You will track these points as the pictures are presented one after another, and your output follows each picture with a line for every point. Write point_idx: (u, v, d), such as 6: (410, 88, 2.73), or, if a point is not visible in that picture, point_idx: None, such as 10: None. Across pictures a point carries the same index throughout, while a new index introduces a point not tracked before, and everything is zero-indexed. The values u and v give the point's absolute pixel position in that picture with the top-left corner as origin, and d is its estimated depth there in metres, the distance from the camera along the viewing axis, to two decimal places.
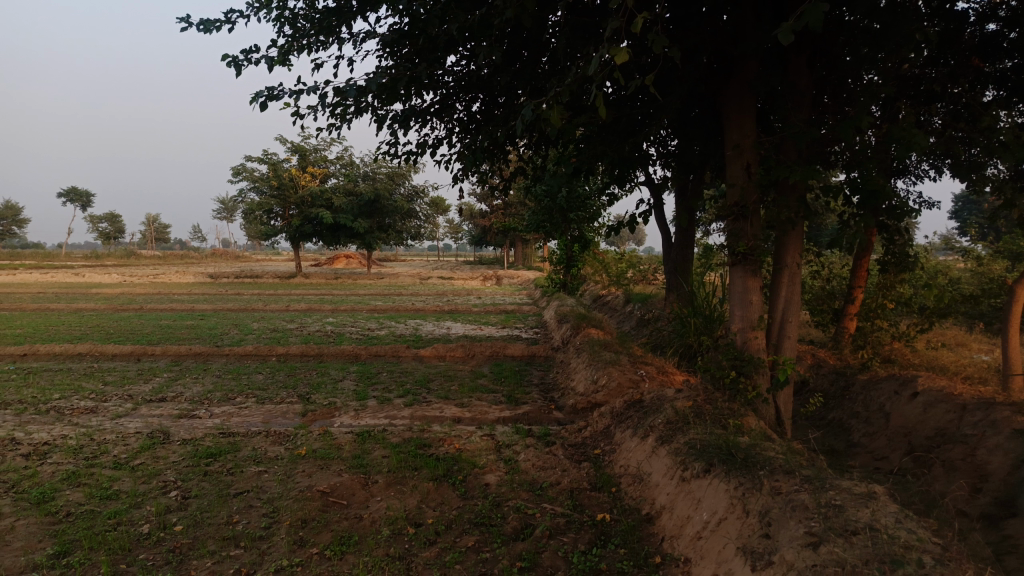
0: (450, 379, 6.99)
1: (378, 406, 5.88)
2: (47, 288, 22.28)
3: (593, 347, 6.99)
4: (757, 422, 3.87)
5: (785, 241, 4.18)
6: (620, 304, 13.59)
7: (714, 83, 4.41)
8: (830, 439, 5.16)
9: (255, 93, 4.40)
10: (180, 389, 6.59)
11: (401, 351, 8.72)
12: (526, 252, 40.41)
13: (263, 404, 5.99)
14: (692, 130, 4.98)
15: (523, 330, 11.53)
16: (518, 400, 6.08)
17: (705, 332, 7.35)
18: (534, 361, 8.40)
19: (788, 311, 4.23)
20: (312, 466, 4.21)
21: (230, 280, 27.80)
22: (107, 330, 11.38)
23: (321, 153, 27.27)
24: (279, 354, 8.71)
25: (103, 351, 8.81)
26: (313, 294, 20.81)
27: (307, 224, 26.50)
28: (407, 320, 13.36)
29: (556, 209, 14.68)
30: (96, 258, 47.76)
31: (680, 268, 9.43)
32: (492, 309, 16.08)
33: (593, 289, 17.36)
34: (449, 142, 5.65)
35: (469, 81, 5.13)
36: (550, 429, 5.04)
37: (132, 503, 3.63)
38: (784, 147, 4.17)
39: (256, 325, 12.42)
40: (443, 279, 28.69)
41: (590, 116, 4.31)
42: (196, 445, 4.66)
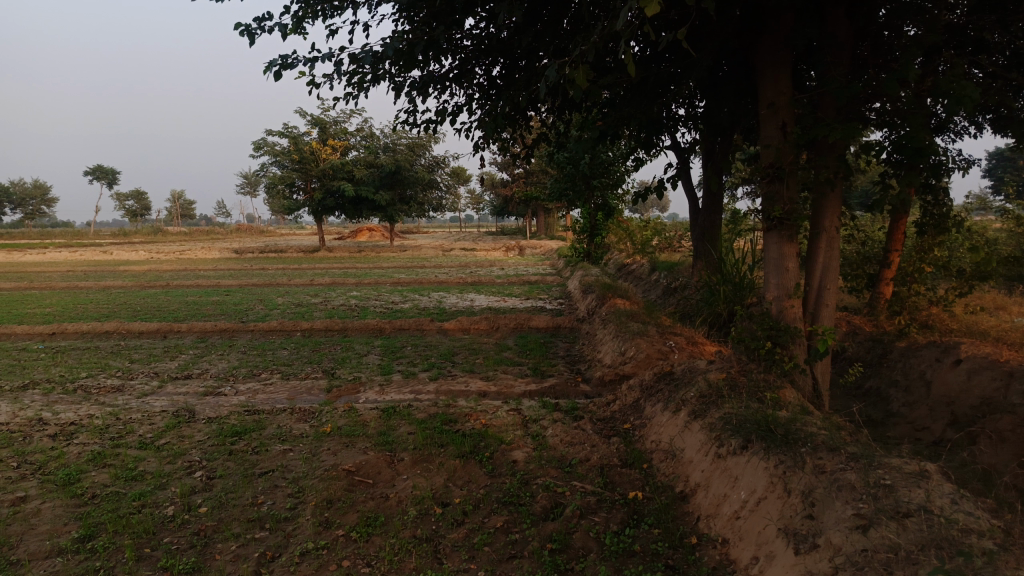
0: (475, 352, 6.91)
1: (402, 381, 5.82)
2: (77, 267, 22.58)
3: (620, 317, 6.85)
4: (794, 394, 3.72)
5: (822, 205, 4.02)
6: (645, 272, 13.39)
7: (746, 39, 4.20)
8: (867, 408, 4.99)
9: (268, 62, 4.26)
10: (206, 366, 6.58)
11: (425, 324, 8.65)
12: (548, 222, 40.14)
13: (288, 380, 5.96)
14: (721, 91, 4.77)
15: (548, 300, 11.41)
16: (544, 373, 5.98)
17: (735, 300, 7.21)
18: (559, 332, 8.28)
19: (826, 278, 4.06)
20: (336, 444, 4.15)
21: (255, 255, 27.95)
22: (134, 308, 11.46)
23: (341, 125, 27.13)
24: (304, 329, 8.69)
25: (130, 329, 8.86)
26: (337, 268, 20.83)
27: (329, 197, 26.48)
28: (430, 292, 13.31)
29: (579, 177, 14.46)
30: (124, 236, 48.35)
31: (707, 235, 9.21)
32: (515, 279, 15.97)
33: (618, 258, 17.14)
34: (468, 109, 5.49)
35: (488, 44, 4.95)
36: (578, 403, 4.93)
37: (157, 485, 3.60)
38: (821, 104, 3.96)
39: (281, 300, 12.45)
40: (466, 250, 28.59)
41: (616, 77, 4.13)
42: (221, 423, 4.63)
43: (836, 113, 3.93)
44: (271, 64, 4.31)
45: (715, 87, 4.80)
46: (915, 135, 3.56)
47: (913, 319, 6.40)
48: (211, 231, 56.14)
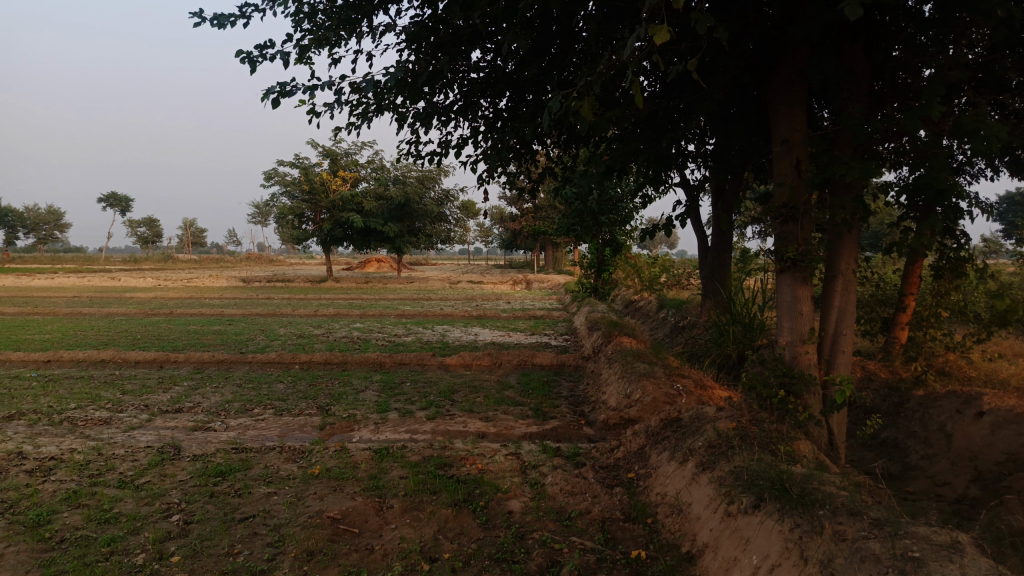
0: (476, 390, 6.70)
1: (398, 420, 5.61)
2: (83, 292, 22.54)
3: (626, 357, 6.65)
4: (809, 447, 3.50)
5: (838, 246, 3.84)
6: (653, 310, 13.19)
7: (760, 74, 4.08)
8: (884, 461, 4.74)
9: (266, 90, 4.16)
10: (198, 399, 6.39)
11: (426, 359, 8.46)
12: (557, 256, 40.07)
13: (281, 416, 5.76)
14: (733, 129, 4.64)
15: (553, 337, 11.21)
16: (546, 415, 5.76)
17: (745, 339, 7.14)
18: (564, 371, 8.06)
19: (842, 322, 3.86)
20: (324, 487, 3.94)
21: (262, 284, 27.90)
22: (134, 336, 11.31)
23: (352, 157, 27.28)
24: (302, 362, 8.51)
25: (126, 358, 8.70)
26: (342, 299, 20.71)
27: (338, 228, 26.51)
28: (435, 325, 13.13)
29: (587, 212, 14.36)
30: (134, 262, 48.66)
31: (716, 273, 9.03)
32: (521, 314, 15.78)
33: (625, 294, 16.94)
34: (473, 142, 5.38)
35: (495, 77, 4.84)
36: (580, 448, 4.71)
37: (130, 529, 3.40)
38: (838, 142, 3.81)
39: (284, 330, 12.29)
40: (473, 284, 28.47)
41: (624, 111, 4.00)
42: (207, 462, 4.43)
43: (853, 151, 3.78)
44: (269, 92, 4.21)
45: (726, 125, 4.67)
46: (938, 175, 3.40)
47: (930, 365, 6.17)
48: (220, 259, 56.31)
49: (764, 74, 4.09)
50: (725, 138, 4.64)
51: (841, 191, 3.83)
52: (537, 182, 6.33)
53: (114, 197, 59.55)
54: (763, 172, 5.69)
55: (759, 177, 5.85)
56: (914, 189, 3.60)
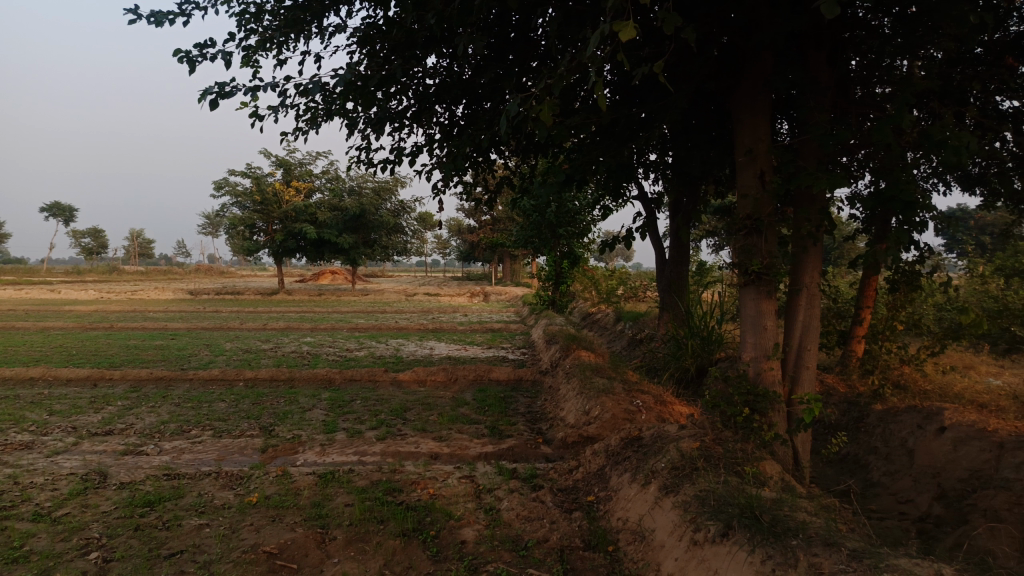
0: (429, 408, 6.43)
1: (346, 440, 5.33)
2: (19, 305, 21.52)
3: (584, 372, 6.47)
4: (775, 468, 3.36)
5: (802, 260, 3.72)
6: (610, 323, 13.11)
7: (723, 83, 3.97)
8: (846, 478, 4.65)
9: (201, 89, 3.89)
10: (132, 420, 5.99)
11: (378, 375, 8.17)
12: (514, 269, 39.99)
13: (221, 438, 5.41)
14: (695, 139, 4.53)
15: (510, 350, 10.99)
16: (502, 433, 5.54)
17: (704, 353, 7.09)
18: (521, 386, 7.86)
19: (806, 338, 3.75)
20: (261, 517, 3.65)
21: (210, 296, 27.09)
22: (69, 351, 10.73)
23: (305, 167, 26.77)
24: (247, 379, 8.13)
25: (58, 375, 8.19)
26: (294, 312, 20.18)
27: (290, 239, 25.93)
28: (388, 339, 12.79)
29: (544, 224, 14.25)
30: (77, 274, 46.97)
31: (674, 286, 8.95)
32: (477, 327, 15.57)
33: (583, 307, 16.84)
34: (428, 151, 5.16)
35: (450, 82, 4.64)
36: (537, 469, 4.50)
37: (39, 570, 3.06)
38: (803, 153, 3.71)
39: (230, 345, 11.83)
40: (429, 296, 28.13)
41: (584, 118, 3.84)
42: (135, 490, 4.09)
43: (816, 162, 3.68)
44: (205, 92, 3.95)
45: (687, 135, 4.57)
46: (905, 186, 3.31)
47: (886, 379, 6.14)
48: (169, 270, 54.70)
49: (727, 84, 3.99)
50: (687, 149, 4.52)
51: (805, 202, 3.73)
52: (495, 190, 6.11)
53: (57, 205, 57.49)
54: (724, 184, 5.60)
55: (719, 189, 5.77)
56: (880, 201, 3.52)
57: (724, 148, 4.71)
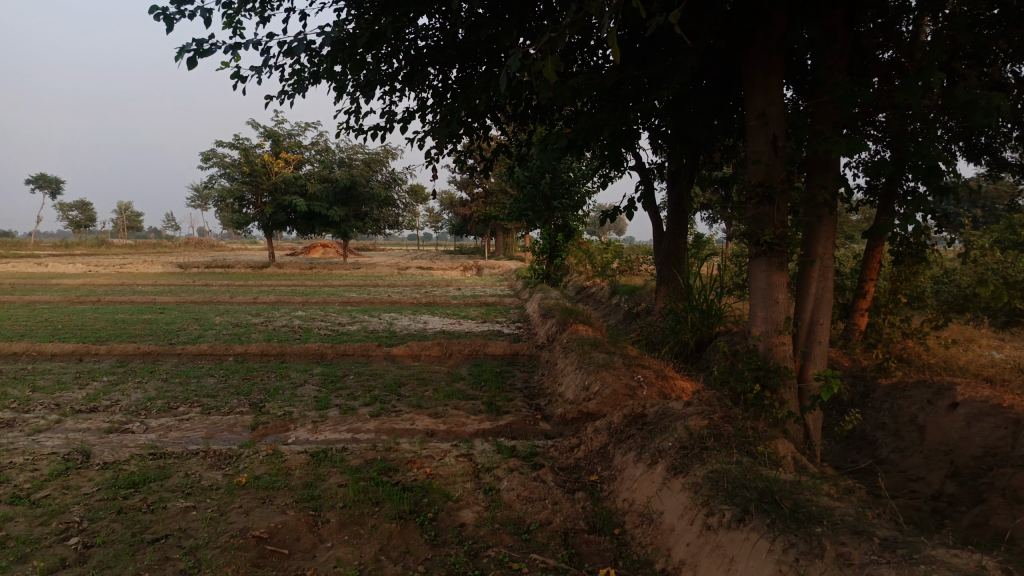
0: (424, 383, 6.28)
1: (339, 417, 5.17)
2: (5, 279, 21.15)
3: (583, 346, 6.32)
4: (787, 447, 3.23)
5: (816, 229, 3.54)
6: (605, 296, 12.97)
7: (734, 42, 3.75)
8: (853, 454, 4.54)
9: (178, 47, 3.64)
10: (117, 397, 5.80)
11: (371, 350, 8.00)
12: (507, 242, 39.77)
13: (209, 415, 5.24)
14: (701, 103, 4.33)
15: (505, 324, 10.84)
16: (500, 409, 5.40)
17: (704, 327, 7.11)
18: (517, 360, 7.71)
19: (819, 311, 3.59)
20: (251, 499, 3.50)
21: (200, 270, 26.78)
22: (54, 326, 10.50)
23: (294, 138, 26.36)
24: (237, 353, 7.95)
25: (42, 350, 7.98)
26: (285, 285, 19.95)
27: (281, 212, 25.60)
28: (381, 313, 12.60)
29: (539, 196, 14.03)
30: (65, 247, 46.51)
31: (672, 258, 8.79)
32: (471, 301, 15.41)
33: (577, 280, 16.67)
34: (420, 116, 4.93)
35: (444, 43, 4.40)
36: (537, 446, 4.35)
37: (16, 557, 2.90)
38: (818, 116, 3.51)
39: (219, 319, 11.62)
40: (421, 269, 27.90)
41: (588, 78, 3.62)
42: (119, 470, 3.92)
43: (832, 126, 3.49)
44: (182, 51, 3.71)
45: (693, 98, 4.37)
46: (927, 149, 3.14)
47: (891, 353, 6.02)
48: (159, 244, 54.13)
49: (737, 44, 3.77)
50: (693, 113, 4.32)
51: (819, 168, 3.55)
52: (489, 157, 5.90)
53: (43, 177, 56.62)
54: (728, 151, 5.42)
55: (722, 156, 5.58)
56: (899, 166, 3.35)
57: (731, 113, 4.51)
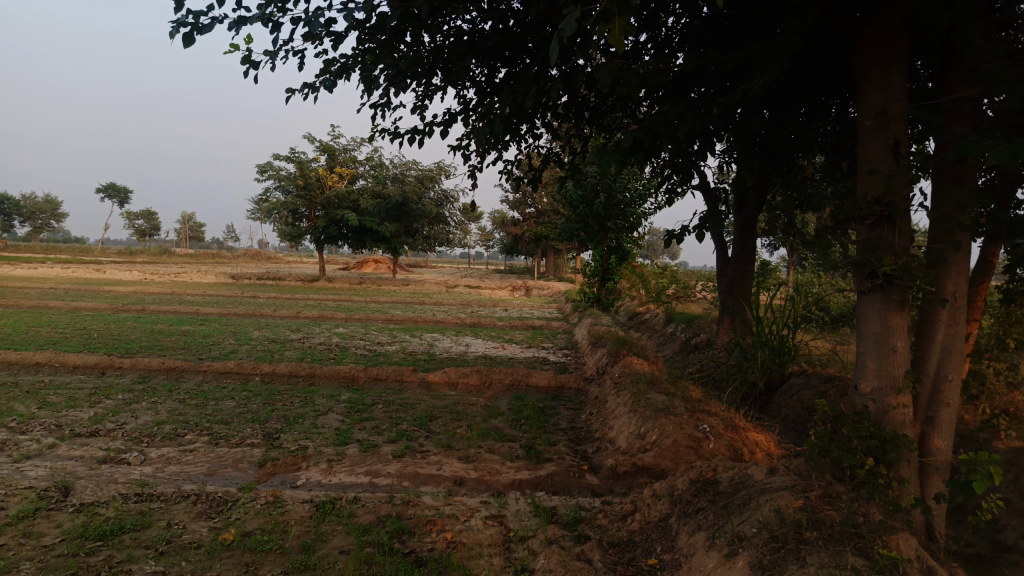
0: (458, 418, 5.64)
1: (358, 456, 4.56)
2: (60, 284, 21.40)
3: (638, 385, 5.58)
4: (911, 545, 2.46)
5: (946, 263, 2.74)
6: (661, 324, 12.17)
7: (844, 25, 3.06)
8: (970, 538, 3.71)
9: (173, 20, 3.13)
10: (123, 419, 5.32)
11: (405, 375, 7.41)
12: (558, 264, 39.09)
13: (216, 447, 4.69)
14: (790, 105, 3.67)
15: (551, 351, 10.14)
16: (540, 455, 4.71)
17: (774, 366, 6.35)
18: (563, 394, 7.00)
19: (946, 365, 2.79)
20: (234, 566, 2.89)
21: (251, 281, 26.87)
22: (90, 334, 10.26)
23: (349, 153, 26.34)
24: (265, 373, 7.46)
25: (65, 361, 7.63)
26: (332, 300, 19.68)
27: (333, 226, 25.51)
28: (424, 333, 12.07)
29: (593, 216, 13.38)
30: (129, 254, 48.01)
31: (738, 286, 7.99)
32: (518, 323, 14.79)
33: (630, 305, 15.88)
34: (461, 116, 4.33)
35: (492, 29, 3.82)
36: (582, 510, 3.64)
37: None
38: (951, 117, 2.77)
39: (258, 334, 11.23)
40: (470, 288, 27.40)
41: (660, 64, 2.97)
42: (92, 515, 3.36)
43: (973, 129, 2.73)
44: (177, 24, 3.18)
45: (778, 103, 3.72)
46: None
47: (1002, 407, 5.14)
48: (218, 254, 55.14)
49: (851, 29, 3.08)
50: (780, 117, 3.66)
51: (949, 186, 2.79)
52: (539, 168, 5.28)
53: (112, 185, 58.38)
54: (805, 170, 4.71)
55: (796, 177, 4.88)
56: None
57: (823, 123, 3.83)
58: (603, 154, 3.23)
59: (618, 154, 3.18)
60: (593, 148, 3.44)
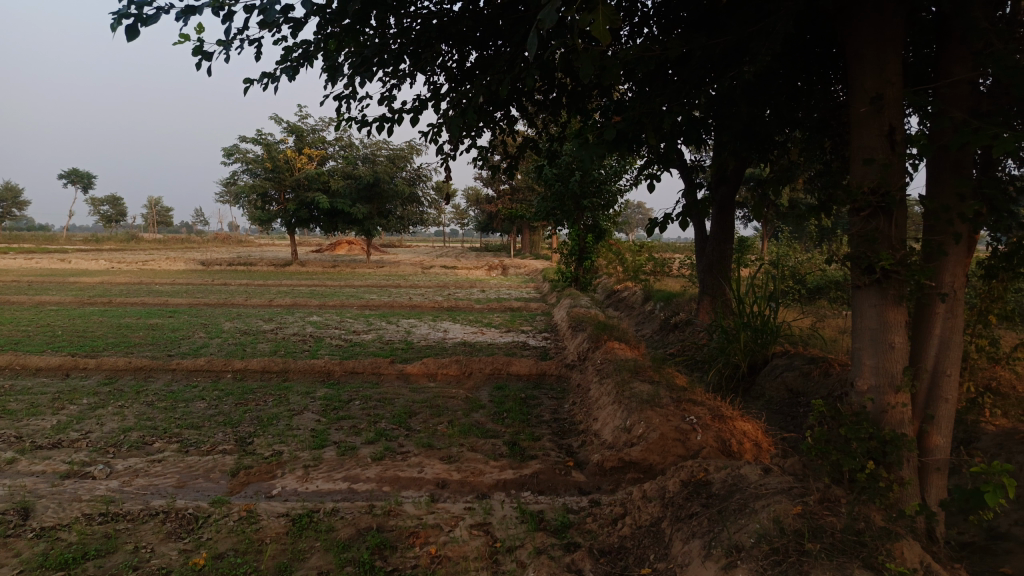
0: (438, 413, 5.49)
1: (335, 461, 4.40)
2: (21, 277, 20.71)
3: (621, 373, 5.46)
4: (916, 551, 2.37)
5: (945, 255, 2.64)
6: (639, 302, 12.10)
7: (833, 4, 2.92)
8: None
9: (115, 10, 2.88)
10: (88, 427, 5.08)
11: (382, 366, 7.23)
12: (533, 240, 38.91)
13: (186, 455, 4.49)
14: (771, 88, 3.55)
15: (530, 335, 10.01)
16: (523, 451, 4.59)
17: (757, 347, 6.28)
18: (544, 383, 6.87)
19: (945, 360, 2.70)
20: None
21: (221, 268, 26.36)
22: (53, 332, 9.91)
23: (318, 134, 25.80)
24: (237, 370, 7.23)
25: (26, 364, 7.32)
26: (305, 286, 19.34)
27: (304, 209, 25.06)
28: (400, 319, 11.87)
29: (568, 194, 13.22)
30: (95, 241, 46.89)
31: (717, 266, 7.90)
32: (495, 305, 14.64)
33: (607, 283, 15.78)
34: (432, 104, 4.13)
35: (462, 12, 3.63)
36: (570, 513, 3.52)
37: None
38: (948, 101, 2.65)
39: (229, 325, 10.96)
40: (445, 269, 27.13)
41: (644, 50, 2.82)
42: (53, 541, 3.17)
43: (971, 113, 2.61)
44: (120, 16, 2.92)
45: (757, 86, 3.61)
46: None
47: None
48: (187, 239, 54.11)
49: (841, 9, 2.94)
50: (761, 101, 3.54)
51: (945, 175, 2.69)
52: (514, 153, 5.10)
53: (74, 170, 56.75)
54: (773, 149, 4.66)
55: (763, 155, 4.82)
56: None
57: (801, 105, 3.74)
58: (586, 148, 3.07)
59: (601, 146, 3.03)
60: (574, 139, 3.28)
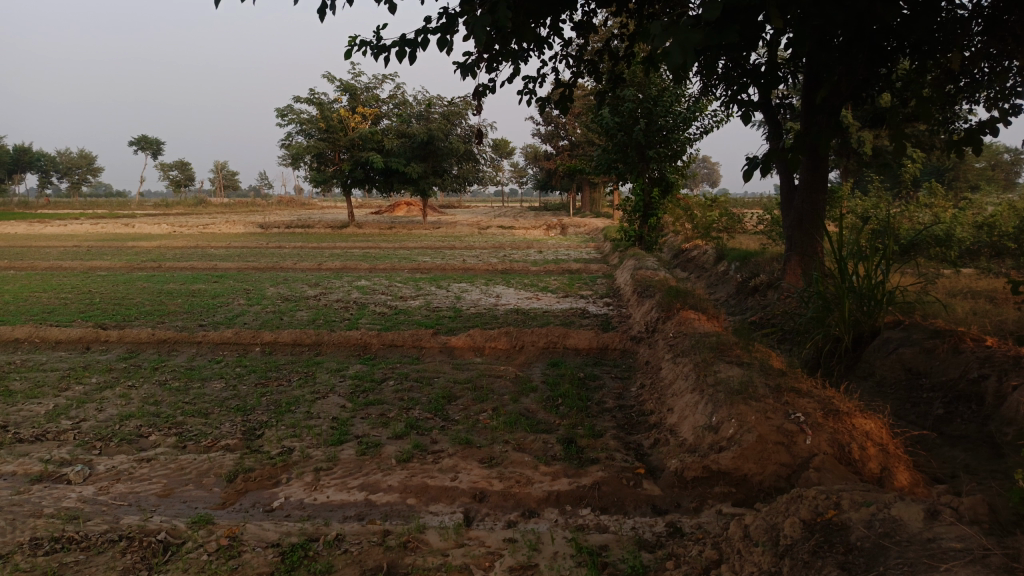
0: (482, 398, 4.67)
1: (352, 463, 3.63)
2: (87, 242, 20.86)
3: (700, 352, 4.52)
4: None
5: None
6: (711, 263, 10.97)
7: None
8: None
9: None
10: (83, 414, 4.46)
11: (424, 338, 6.46)
12: (594, 198, 37.56)
13: (180, 454, 3.79)
14: None
15: (592, 301, 9.08)
16: (582, 453, 3.73)
17: (862, 317, 4.82)
18: (607, 359, 5.98)
19: None
20: None
21: (279, 230, 26.25)
22: (92, 299, 9.54)
23: (372, 91, 25.06)
24: (266, 342, 6.58)
25: (47, 337, 6.84)
26: (358, 248, 18.81)
27: (359, 169, 24.54)
28: (451, 283, 11.10)
29: (632, 144, 12.11)
30: (164, 204, 48.05)
31: (809, 219, 6.75)
32: (553, 266, 13.71)
33: (674, 242, 14.64)
34: (463, 17, 3.24)
35: None
36: (642, 550, 2.65)
37: None
38: None
39: (272, 291, 10.41)
40: (504, 229, 26.18)
41: None
42: None
43: None
44: None
45: None
46: None
47: None
48: (249, 202, 54.89)
49: None
50: None
51: None
52: (569, 85, 4.18)
53: (142, 137, 57.90)
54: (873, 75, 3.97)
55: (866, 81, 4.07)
56: None
57: None
58: (677, 35, 2.14)
59: (699, 35, 2.10)
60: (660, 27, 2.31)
